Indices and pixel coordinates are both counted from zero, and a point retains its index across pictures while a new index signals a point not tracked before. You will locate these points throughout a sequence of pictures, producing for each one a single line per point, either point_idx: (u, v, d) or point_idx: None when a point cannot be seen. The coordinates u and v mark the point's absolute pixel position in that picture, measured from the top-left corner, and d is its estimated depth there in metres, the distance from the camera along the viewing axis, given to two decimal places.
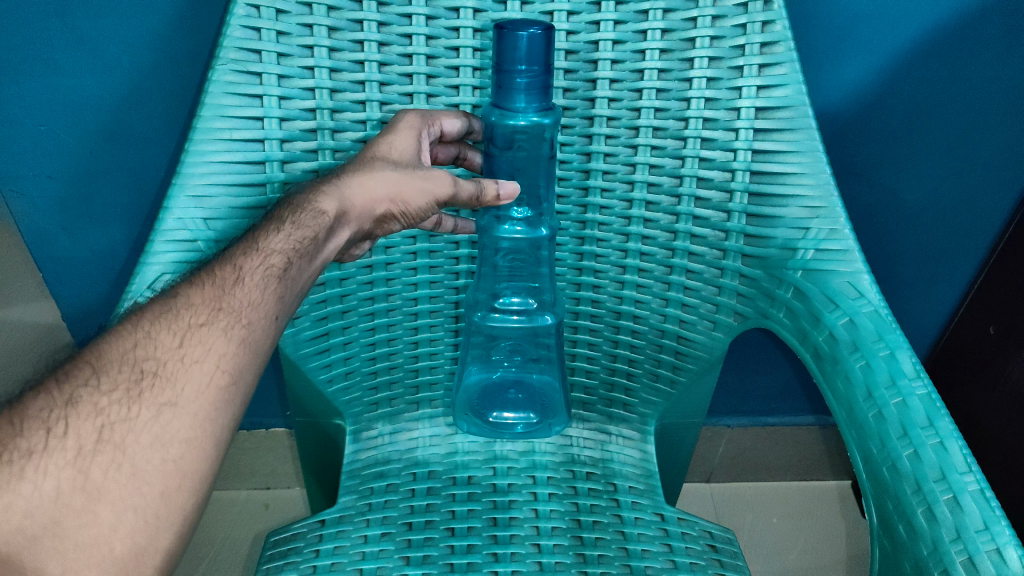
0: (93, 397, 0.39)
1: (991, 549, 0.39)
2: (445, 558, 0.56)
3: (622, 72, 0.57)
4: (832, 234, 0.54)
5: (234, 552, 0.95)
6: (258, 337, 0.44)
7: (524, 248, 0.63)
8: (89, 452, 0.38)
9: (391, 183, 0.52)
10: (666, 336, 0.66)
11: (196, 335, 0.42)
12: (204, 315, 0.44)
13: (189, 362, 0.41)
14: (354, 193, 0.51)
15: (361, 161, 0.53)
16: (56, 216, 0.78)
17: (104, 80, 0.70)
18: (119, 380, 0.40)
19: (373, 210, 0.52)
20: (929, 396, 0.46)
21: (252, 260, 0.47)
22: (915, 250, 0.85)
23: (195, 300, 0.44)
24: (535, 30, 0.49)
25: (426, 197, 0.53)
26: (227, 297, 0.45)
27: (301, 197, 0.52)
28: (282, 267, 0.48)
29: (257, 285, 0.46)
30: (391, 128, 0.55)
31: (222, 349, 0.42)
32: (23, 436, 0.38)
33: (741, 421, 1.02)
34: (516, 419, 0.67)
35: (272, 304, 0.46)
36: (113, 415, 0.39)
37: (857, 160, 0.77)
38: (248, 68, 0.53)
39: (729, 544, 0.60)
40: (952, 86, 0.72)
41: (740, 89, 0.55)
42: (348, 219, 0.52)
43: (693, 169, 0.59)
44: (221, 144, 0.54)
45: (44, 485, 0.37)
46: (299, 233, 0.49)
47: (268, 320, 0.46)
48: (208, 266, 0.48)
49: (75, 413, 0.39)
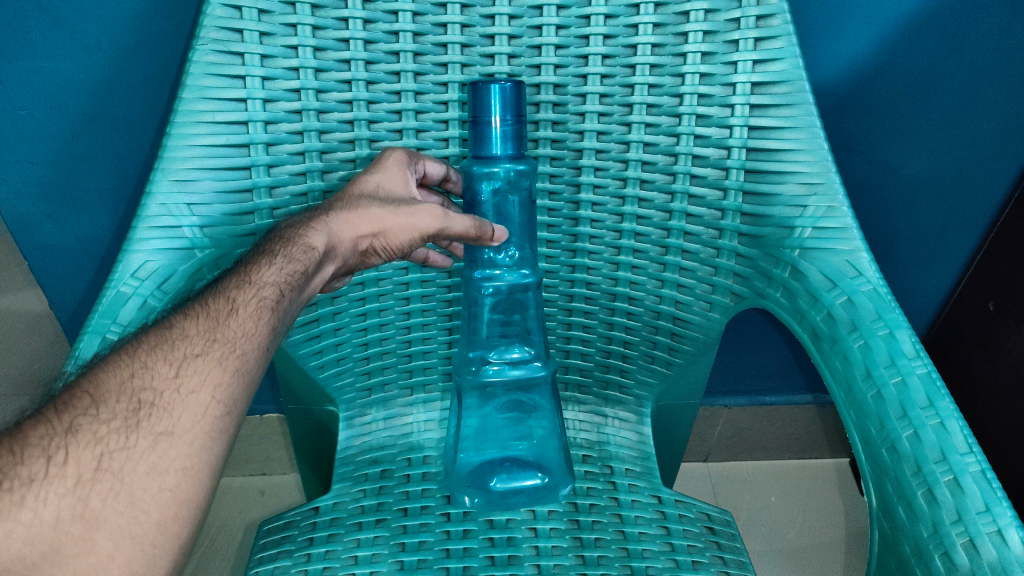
0: (93, 426, 0.39)
1: (992, 530, 0.39)
2: (441, 543, 0.56)
3: (615, 48, 0.55)
4: (829, 212, 0.53)
5: (230, 539, 0.96)
6: (251, 367, 0.44)
7: (519, 291, 0.60)
8: (89, 481, 0.37)
9: (377, 220, 0.52)
10: (662, 318, 0.65)
11: (192, 365, 0.42)
12: (199, 345, 0.43)
13: (185, 393, 0.41)
14: (341, 228, 0.51)
15: (346, 199, 0.53)
16: (39, 203, 0.77)
17: (84, 62, 0.68)
18: (117, 410, 0.39)
19: (358, 244, 0.52)
20: (929, 375, 0.45)
21: (245, 293, 0.47)
22: (913, 227, 0.84)
23: (190, 331, 0.44)
24: (507, 84, 0.49)
25: (409, 232, 0.52)
26: (221, 328, 0.44)
27: (288, 229, 0.51)
28: (274, 300, 0.47)
29: (252, 317, 0.45)
30: (379, 163, 0.54)
31: (217, 379, 0.42)
32: (23, 463, 0.36)
33: (738, 401, 1.01)
34: (514, 487, 0.59)
35: (264, 334, 0.46)
36: (111, 443, 0.38)
37: (856, 133, 0.76)
38: (229, 48, 0.52)
39: (727, 526, 0.60)
40: (951, 57, 0.70)
41: (735, 64, 0.54)
42: (335, 255, 0.51)
43: (688, 147, 0.57)
44: (203, 127, 0.53)
45: (43, 513, 0.35)
46: (291, 266, 0.48)
47: (261, 353, 0.45)
48: (199, 297, 0.47)
49: (75, 441, 0.38)
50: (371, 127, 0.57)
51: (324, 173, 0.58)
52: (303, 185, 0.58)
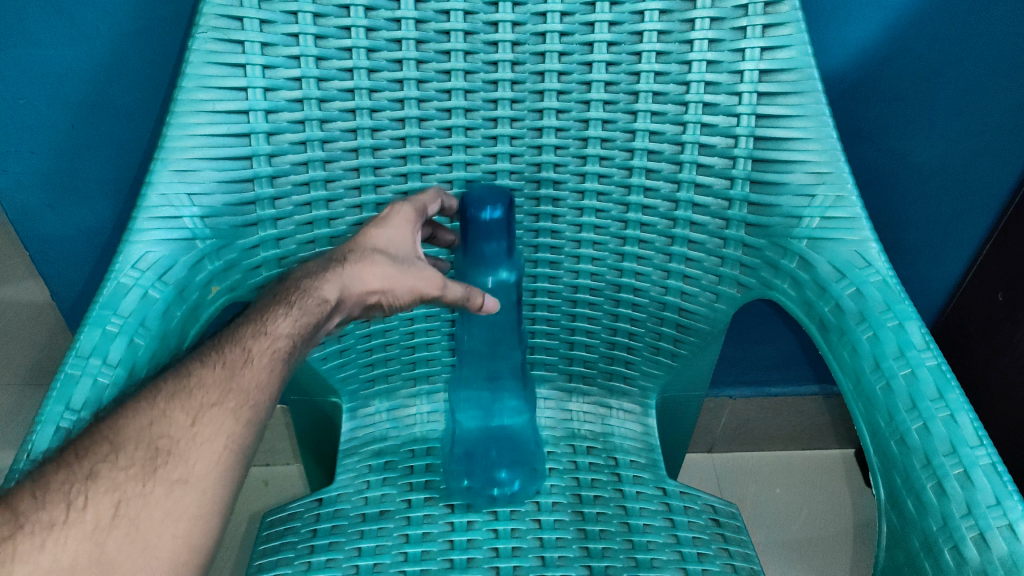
0: (112, 472, 0.40)
1: (1003, 524, 0.39)
2: (445, 535, 0.55)
3: (620, 35, 0.54)
4: (838, 202, 0.53)
5: (235, 530, 0.96)
6: (263, 417, 0.45)
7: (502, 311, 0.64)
8: (106, 526, 0.39)
9: (386, 278, 0.51)
10: (667, 309, 0.64)
11: (208, 414, 0.43)
12: (215, 395, 0.44)
13: (200, 441, 0.42)
14: (352, 281, 0.50)
15: (358, 250, 0.51)
16: (41, 193, 0.77)
17: (84, 50, 0.67)
18: (135, 456, 0.41)
19: (366, 299, 0.51)
20: (939, 367, 0.45)
21: (260, 342, 0.46)
22: (922, 215, 0.83)
23: (206, 380, 0.44)
24: None
25: (412, 294, 0.52)
26: (237, 377, 0.45)
27: (302, 279, 0.50)
28: (288, 351, 0.47)
29: (266, 367, 0.45)
30: (385, 217, 0.53)
31: (232, 429, 0.43)
32: (44, 508, 0.38)
33: (744, 392, 1.01)
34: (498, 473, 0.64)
35: (277, 385, 0.46)
36: (129, 490, 0.40)
37: (865, 122, 0.75)
38: (228, 36, 0.51)
39: (732, 519, 0.59)
40: (963, 44, 0.69)
41: (743, 52, 0.53)
42: (343, 307, 0.50)
43: (695, 135, 0.56)
44: (204, 116, 0.53)
45: (61, 557, 0.37)
46: (305, 318, 0.48)
47: (273, 402, 0.45)
48: (215, 343, 0.47)
49: (95, 487, 0.39)
50: (372, 117, 0.56)
51: (326, 163, 0.57)
52: (305, 175, 0.57)
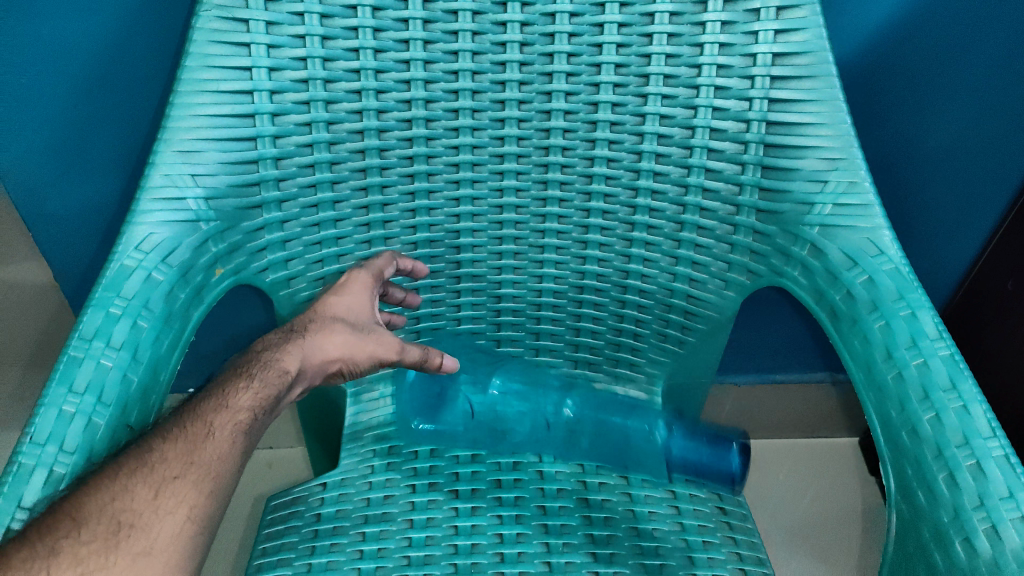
0: (75, 547, 0.40)
1: (1016, 516, 0.38)
2: (450, 520, 0.55)
3: (631, 16, 0.53)
4: (850, 188, 0.52)
5: (237, 513, 0.96)
6: (226, 487, 0.45)
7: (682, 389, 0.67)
8: None
9: (347, 346, 0.55)
10: (675, 296, 0.63)
11: (171, 488, 0.43)
12: (177, 467, 0.43)
13: (163, 513, 0.42)
14: (312, 352, 0.53)
15: (318, 319, 0.55)
16: (45, 170, 0.76)
17: (89, 25, 0.66)
18: (98, 531, 0.40)
19: (327, 367, 0.54)
20: (951, 357, 0.44)
21: (222, 415, 0.47)
22: (933, 201, 0.82)
23: (168, 453, 0.44)
24: None
25: (371, 360, 0.56)
26: (199, 450, 0.44)
27: (264, 351, 0.52)
28: (249, 422, 0.47)
29: (229, 440, 0.46)
30: (345, 286, 0.58)
31: (195, 501, 0.43)
32: None
33: (749, 378, 1.01)
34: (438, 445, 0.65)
35: (239, 457, 0.46)
36: (90, 565, 0.39)
37: (879, 105, 0.74)
38: (233, 14, 0.51)
39: (738, 507, 0.59)
40: (981, 27, 0.68)
41: (756, 34, 0.52)
42: (304, 376, 0.52)
43: (706, 119, 0.55)
44: (207, 96, 0.52)
45: None
46: (266, 389, 0.49)
47: (235, 472, 0.45)
48: (176, 415, 0.47)
49: (57, 564, 0.39)
50: (379, 98, 0.55)
51: (331, 145, 0.56)
52: (309, 158, 0.56)
